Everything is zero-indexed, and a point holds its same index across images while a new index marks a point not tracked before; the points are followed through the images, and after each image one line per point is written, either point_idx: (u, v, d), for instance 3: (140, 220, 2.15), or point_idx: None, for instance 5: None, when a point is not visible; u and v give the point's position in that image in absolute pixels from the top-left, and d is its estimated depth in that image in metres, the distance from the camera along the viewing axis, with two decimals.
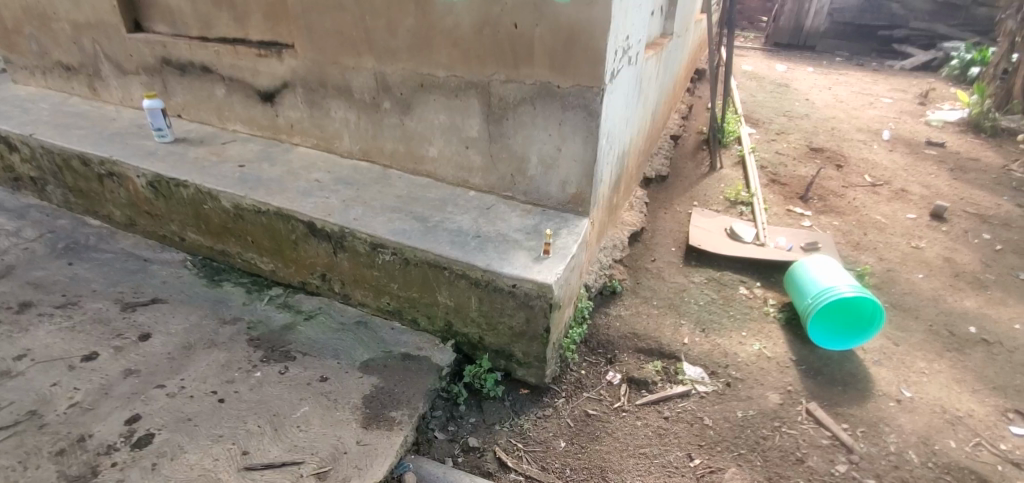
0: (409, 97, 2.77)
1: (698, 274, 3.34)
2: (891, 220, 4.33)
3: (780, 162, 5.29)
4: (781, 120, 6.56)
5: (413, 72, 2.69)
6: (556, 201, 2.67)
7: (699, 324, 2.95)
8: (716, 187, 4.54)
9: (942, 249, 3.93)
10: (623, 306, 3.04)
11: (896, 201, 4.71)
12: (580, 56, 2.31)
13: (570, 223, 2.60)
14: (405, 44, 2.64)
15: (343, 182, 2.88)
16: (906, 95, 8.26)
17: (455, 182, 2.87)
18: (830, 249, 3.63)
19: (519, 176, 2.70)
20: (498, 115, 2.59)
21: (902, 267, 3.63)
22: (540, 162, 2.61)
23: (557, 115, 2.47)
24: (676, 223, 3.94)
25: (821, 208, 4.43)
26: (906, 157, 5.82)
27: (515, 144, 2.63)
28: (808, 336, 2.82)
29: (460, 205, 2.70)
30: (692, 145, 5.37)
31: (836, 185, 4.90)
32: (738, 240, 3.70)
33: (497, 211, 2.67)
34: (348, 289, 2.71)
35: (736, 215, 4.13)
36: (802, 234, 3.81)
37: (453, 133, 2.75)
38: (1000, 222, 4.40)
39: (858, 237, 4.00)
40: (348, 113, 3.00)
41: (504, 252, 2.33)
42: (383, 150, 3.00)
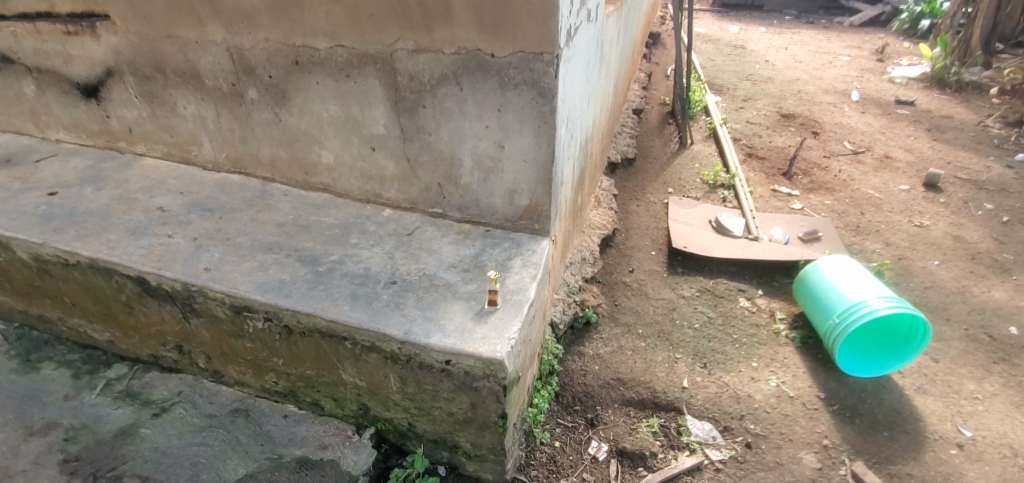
0: (282, 82, 1.94)
1: (688, 285, 2.69)
2: (884, 194, 3.84)
3: (753, 133, 4.70)
4: (744, 85, 5.99)
5: (282, 44, 1.86)
6: (503, 217, 1.92)
7: (699, 358, 2.31)
8: (689, 169, 3.90)
9: (948, 225, 3.45)
10: (601, 341, 2.36)
11: (883, 170, 4.22)
12: (520, 7, 1.53)
13: (526, 247, 1.86)
14: (263, 2, 1.79)
15: (200, 208, 2.03)
16: (863, 52, 7.88)
17: (363, 197, 2.07)
18: (832, 238, 3.07)
19: (450, 186, 1.92)
20: (410, 101, 1.80)
21: (914, 253, 3.10)
22: (475, 166, 1.85)
23: (494, 98, 1.70)
24: (651, 218, 3.27)
25: (808, 185, 3.87)
26: (880, 119, 5.38)
27: (438, 141, 1.85)
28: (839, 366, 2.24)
29: (369, 233, 1.91)
30: (656, 120, 4.69)
31: (817, 156, 4.37)
32: (727, 234, 3.07)
33: (422, 238, 1.90)
34: (216, 364, 1.89)
35: (717, 201, 3.51)
36: (798, 222, 3.23)
37: (350, 129, 1.94)
38: (996, 188, 3.98)
39: (856, 219, 3.46)
40: (203, 108, 2.13)
41: (430, 307, 1.58)
42: (259, 157, 2.15)
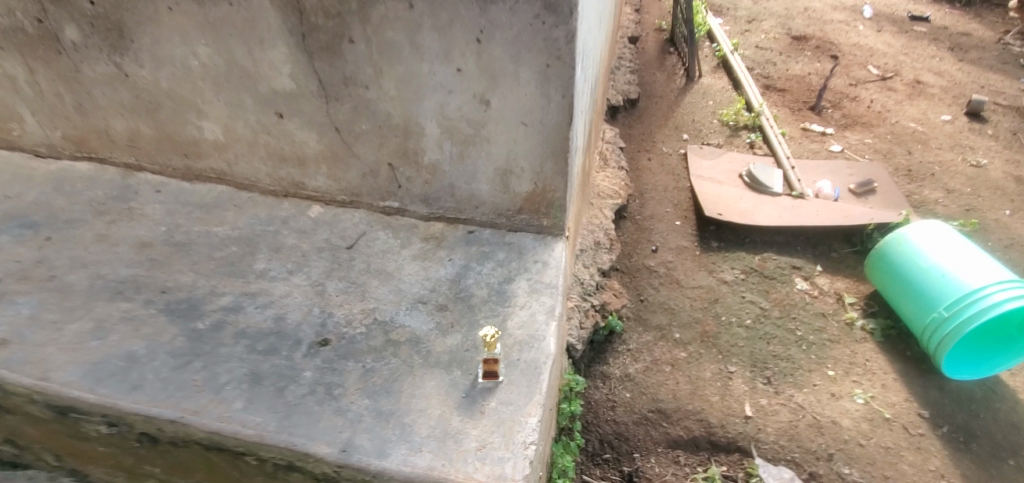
0: (114, 11, 1.18)
1: (728, 266, 2.11)
2: (928, 127, 3.25)
3: (766, 60, 4.00)
4: (745, 3, 5.19)
5: None
6: (492, 210, 1.25)
7: (759, 370, 1.76)
8: (703, 108, 3.23)
9: (1007, 164, 2.93)
10: (630, 356, 1.79)
11: (919, 98, 3.61)
12: None
13: (532, 257, 1.21)
14: None
15: (20, 224, 1.30)
16: None
17: (277, 189, 1.36)
18: (890, 191, 2.51)
19: (407, 168, 1.23)
20: (326, 34, 1.07)
21: (983, 201, 2.58)
22: (445, 135, 1.16)
23: (468, 20, 0.99)
24: (669, 175, 2.62)
25: (841, 121, 3.26)
26: (899, 37, 4.71)
27: (380, 98, 1.14)
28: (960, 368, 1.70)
29: (286, 250, 1.22)
30: (654, 48, 3.94)
31: (842, 84, 3.73)
32: (764, 192, 2.45)
33: (370, 253, 1.23)
34: (71, 463, 1.22)
35: (743, 148, 2.88)
36: (845, 171, 2.64)
37: (238, 85, 1.21)
38: None
39: (905, 160, 2.89)
40: (8, 63, 1.34)
41: (383, 389, 0.94)
42: (112, 134, 1.40)
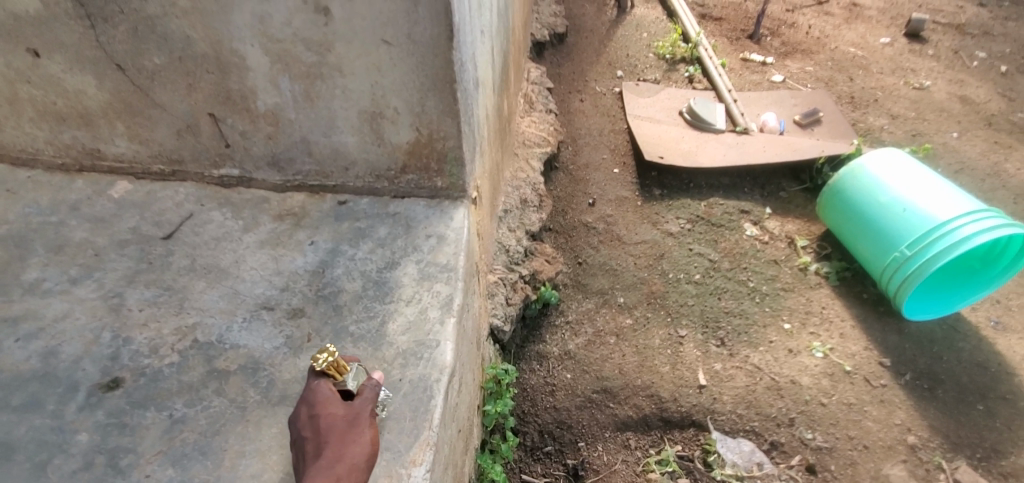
0: None
1: (673, 215, 1.89)
2: (867, 52, 3.10)
3: None
4: None
5: None
6: (367, 171, 0.93)
7: (712, 330, 1.57)
8: (638, 40, 2.94)
9: (948, 84, 2.81)
10: (569, 330, 1.55)
11: (857, 21, 3.45)
12: None
13: (424, 231, 0.90)
14: None
15: None
16: None
17: (66, 162, 0.98)
18: (836, 120, 2.34)
19: (236, 119, 0.88)
20: None
21: (927, 125, 2.46)
22: (276, 66, 0.82)
23: None
24: (605, 117, 2.36)
25: (781, 49, 3.06)
26: None
27: (166, 11, 0.78)
28: (922, 311, 1.57)
29: (71, 248, 0.87)
30: None
31: (780, 10, 3.52)
32: (707, 130, 2.23)
33: (196, 243, 0.88)
34: None
35: (682, 83, 2.63)
36: (789, 101, 2.45)
37: None
38: (979, 33, 3.36)
39: (847, 87, 2.73)
40: None
41: (194, 450, 0.67)
42: None
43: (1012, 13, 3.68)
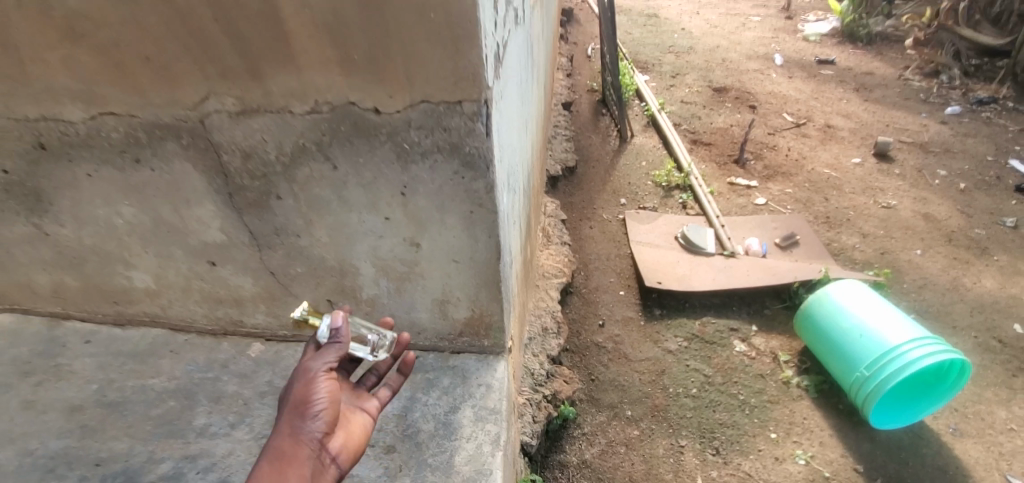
0: (30, 178, 1.12)
1: (672, 334, 2.21)
2: (840, 172, 3.53)
3: (692, 114, 4.27)
4: (668, 59, 5.55)
5: (7, 118, 1.04)
6: (434, 335, 1.28)
7: (708, 441, 1.84)
8: (637, 169, 3.41)
9: (912, 202, 3.19)
10: (586, 441, 1.84)
11: (830, 143, 3.93)
12: (408, 30, 0.83)
13: (476, 381, 1.24)
14: None
15: None
16: (770, 9, 7.60)
17: (215, 328, 1.34)
18: (812, 242, 2.70)
19: (346, 303, 1.25)
20: (254, 193, 1.07)
21: (894, 243, 2.81)
22: (380, 273, 1.18)
23: (391, 177, 1.01)
24: (611, 242, 2.75)
25: (764, 172, 3.50)
26: (809, 82, 5.11)
27: (313, 244, 1.15)
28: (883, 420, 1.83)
29: (226, 399, 1.21)
30: (589, 111, 4.16)
31: (762, 133, 4.03)
32: (699, 253, 2.59)
33: None
34: None
35: (676, 208, 3.05)
36: (770, 225, 2.84)
37: (165, 238, 1.18)
38: (941, 150, 3.80)
39: (823, 208, 3.13)
40: None
41: None
42: (35, 288, 1.34)
43: (970, 131, 4.15)
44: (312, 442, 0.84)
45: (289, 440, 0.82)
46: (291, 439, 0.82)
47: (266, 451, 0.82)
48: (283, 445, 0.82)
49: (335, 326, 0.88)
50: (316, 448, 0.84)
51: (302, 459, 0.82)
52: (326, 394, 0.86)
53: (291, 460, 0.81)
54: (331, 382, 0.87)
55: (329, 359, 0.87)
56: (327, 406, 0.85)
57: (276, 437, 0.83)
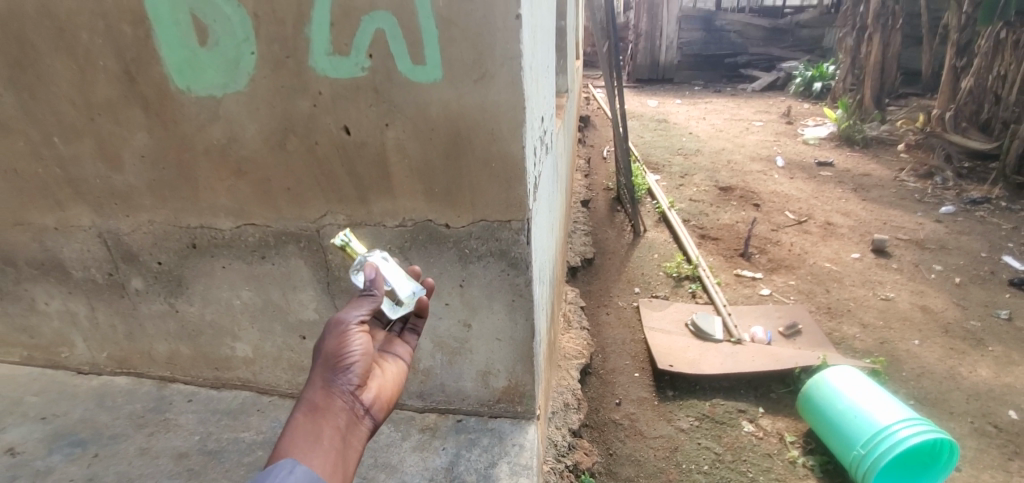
0: (178, 268, 1.48)
1: (684, 414, 2.41)
2: (840, 266, 3.80)
3: (700, 211, 4.65)
4: (677, 160, 6.06)
5: (173, 225, 1.41)
6: (476, 401, 1.54)
7: None
8: (650, 260, 3.73)
9: (910, 295, 3.41)
10: None
11: (831, 238, 4.23)
12: (478, 175, 1.23)
13: (511, 441, 1.48)
14: (143, 180, 1.36)
15: (68, 442, 1.51)
16: (771, 115, 8.27)
17: (295, 391, 1.63)
18: (813, 331, 2.93)
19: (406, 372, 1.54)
20: (348, 282, 1.42)
21: (892, 333, 3.01)
22: (437, 348, 1.49)
23: (454, 272, 1.36)
24: (627, 328, 3.00)
25: (768, 265, 3.78)
26: (809, 182, 5.51)
27: None
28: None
29: None
30: (605, 208, 4.57)
31: (766, 229, 4.35)
32: (708, 340, 2.81)
33: (376, 447, 1.48)
34: None
35: (687, 297, 3.31)
36: (774, 314, 3.08)
37: (270, 316, 1.51)
38: (936, 246, 4.06)
39: (825, 299, 3.37)
40: (72, 303, 1.62)
41: None
42: (153, 355, 1.66)
43: (964, 228, 4.42)
44: (344, 393, 0.92)
45: (322, 392, 0.91)
46: (323, 391, 0.91)
47: (301, 403, 0.91)
48: (317, 397, 0.90)
49: (369, 277, 1.01)
50: (349, 398, 0.92)
51: (334, 409, 0.90)
52: (355, 347, 0.94)
53: (324, 411, 0.89)
54: (360, 336, 0.96)
55: (358, 312, 0.97)
56: (358, 358, 0.94)
57: (309, 390, 0.91)
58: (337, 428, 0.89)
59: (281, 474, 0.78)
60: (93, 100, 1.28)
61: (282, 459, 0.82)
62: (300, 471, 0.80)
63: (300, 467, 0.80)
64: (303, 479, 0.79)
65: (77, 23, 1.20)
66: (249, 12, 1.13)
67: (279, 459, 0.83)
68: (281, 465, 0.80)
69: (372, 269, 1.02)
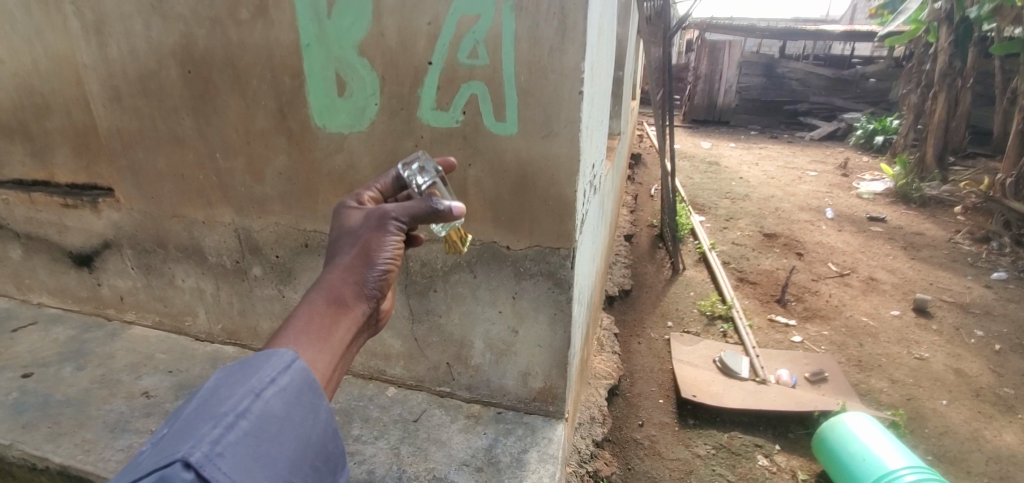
0: (290, 262, 1.86)
1: (702, 442, 2.60)
2: (877, 321, 3.85)
3: (741, 255, 4.78)
4: (724, 204, 6.20)
5: (293, 228, 1.80)
6: (515, 397, 1.82)
7: None
8: (685, 298, 3.93)
9: (946, 356, 3.44)
10: None
11: (872, 293, 4.28)
12: (537, 209, 1.55)
13: (543, 434, 1.73)
14: (277, 191, 1.76)
15: (190, 391, 1.87)
16: (826, 166, 8.24)
17: (366, 373, 1.97)
18: (839, 380, 3.04)
19: (460, 367, 1.84)
20: (423, 285, 1.75)
21: (920, 391, 3.08)
22: (488, 348, 1.78)
23: (509, 286, 1.67)
24: (655, 358, 3.21)
25: (803, 313, 3.88)
26: (857, 236, 5.53)
27: (448, 323, 1.79)
28: None
29: (372, 421, 1.78)
30: (647, 244, 4.80)
31: (806, 278, 4.44)
32: (734, 376, 2.97)
33: (430, 425, 1.77)
34: None
35: (718, 335, 3.47)
36: (802, 360, 3.20)
37: None
38: (981, 311, 4.05)
39: (857, 351, 3.45)
40: (203, 282, 2.03)
41: None
42: (257, 330, 2.04)
43: (1015, 296, 4.37)
44: (367, 296, 0.98)
45: (347, 290, 0.96)
46: (350, 287, 0.96)
47: (321, 292, 0.95)
48: (342, 293, 0.96)
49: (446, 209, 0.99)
50: (369, 302, 0.98)
51: (353, 312, 0.96)
52: (391, 254, 0.99)
53: (344, 310, 0.95)
54: (397, 243, 1.01)
55: (405, 220, 1.00)
56: (391, 267, 0.99)
57: (337, 282, 0.96)
58: (350, 329, 0.95)
59: (277, 369, 0.81)
60: (252, 128, 1.70)
61: (283, 348, 0.85)
62: (297, 369, 0.82)
63: (298, 365, 0.83)
64: (298, 378, 0.82)
65: (252, 72, 1.62)
66: (378, 76, 1.51)
67: (280, 347, 0.86)
68: (279, 356, 0.82)
69: (461, 217, 1.00)
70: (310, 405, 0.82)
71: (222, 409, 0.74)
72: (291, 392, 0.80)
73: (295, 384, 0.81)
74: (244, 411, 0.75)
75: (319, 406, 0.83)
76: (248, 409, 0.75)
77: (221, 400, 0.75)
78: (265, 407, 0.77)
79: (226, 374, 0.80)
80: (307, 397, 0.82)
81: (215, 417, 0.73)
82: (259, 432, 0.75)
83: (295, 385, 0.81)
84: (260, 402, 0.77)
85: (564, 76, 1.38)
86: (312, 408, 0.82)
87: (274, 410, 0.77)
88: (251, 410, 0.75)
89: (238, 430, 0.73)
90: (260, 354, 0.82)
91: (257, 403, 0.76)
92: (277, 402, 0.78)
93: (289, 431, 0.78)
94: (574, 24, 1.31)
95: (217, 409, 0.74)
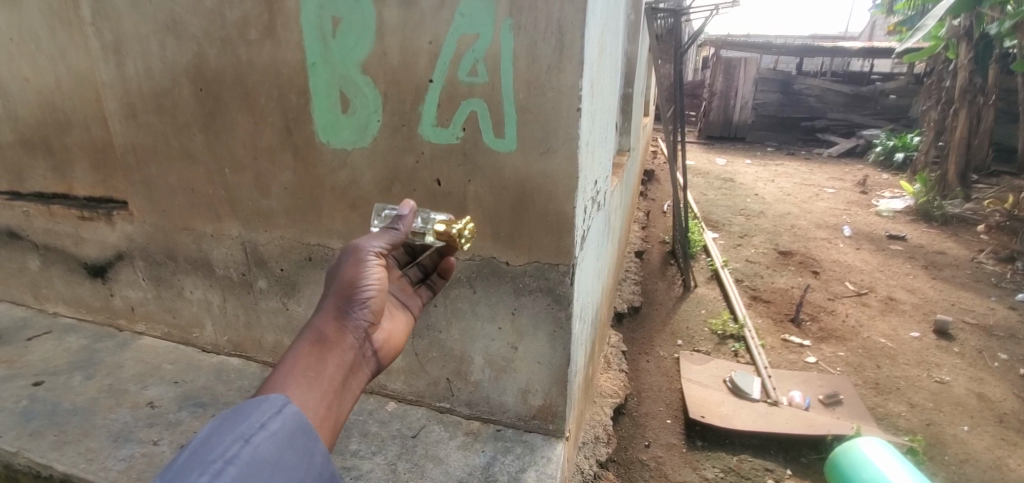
0: (294, 274, 1.89)
1: (711, 464, 2.54)
2: (896, 342, 3.74)
3: (754, 273, 4.71)
4: (738, 221, 6.13)
5: (297, 241, 1.83)
6: (515, 415, 1.80)
7: None
8: (696, 316, 3.87)
9: (968, 380, 3.33)
10: None
11: (890, 314, 4.17)
12: (536, 225, 1.55)
13: (541, 453, 1.70)
14: (283, 205, 1.79)
15: (193, 403, 1.89)
16: (845, 183, 8.11)
17: (366, 387, 1.97)
18: (854, 403, 2.95)
19: (460, 383, 1.83)
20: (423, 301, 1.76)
21: (941, 416, 2.98)
22: (487, 364, 1.77)
23: (508, 302, 1.67)
24: (664, 377, 3.16)
25: (819, 333, 3.79)
26: (876, 255, 5.40)
27: (448, 338, 1.78)
28: None
29: (371, 436, 1.78)
30: (658, 260, 4.76)
31: (822, 297, 4.35)
32: (745, 397, 2.90)
33: (428, 441, 1.76)
34: None
35: (729, 355, 3.41)
36: (816, 382, 3.12)
37: None
38: (1006, 334, 3.91)
39: (874, 373, 3.35)
40: (210, 293, 2.07)
41: None
42: (262, 342, 2.06)
43: None
44: (352, 330, 0.99)
45: (333, 325, 0.98)
46: (333, 324, 0.98)
47: (307, 335, 0.97)
48: (327, 329, 0.97)
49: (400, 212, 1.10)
50: (355, 335, 0.99)
51: (339, 346, 0.96)
52: (369, 280, 1.00)
53: (329, 346, 0.95)
54: (376, 269, 1.02)
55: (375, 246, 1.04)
56: (370, 293, 1.01)
57: (320, 321, 0.98)
58: (338, 365, 0.94)
59: (268, 413, 0.81)
60: (259, 144, 1.74)
61: (276, 393, 0.85)
62: (289, 413, 0.82)
63: (290, 408, 0.83)
64: (290, 422, 0.81)
65: (260, 90, 1.66)
66: (381, 93, 1.54)
67: (272, 391, 0.86)
68: (270, 401, 0.82)
69: (408, 211, 1.09)
70: (303, 448, 0.81)
71: (212, 455, 0.74)
72: (283, 436, 0.80)
73: (287, 428, 0.81)
74: (233, 457, 0.74)
75: (313, 449, 0.82)
76: (237, 455, 0.74)
77: (211, 446, 0.75)
78: (256, 452, 0.76)
79: (218, 418, 0.79)
80: (300, 441, 0.81)
81: (203, 463, 0.72)
82: (248, 478, 0.74)
83: (288, 429, 0.81)
84: (250, 448, 0.76)
85: (561, 93, 1.38)
86: (305, 452, 0.81)
87: (265, 455, 0.76)
88: (241, 456, 0.75)
89: (226, 477, 0.72)
90: (251, 400, 0.82)
91: (247, 449, 0.75)
92: (267, 447, 0.77)
93: (280, 476, 0.77)
94: (572, 43, 1.32)
95: (206, 455, 0.74)
